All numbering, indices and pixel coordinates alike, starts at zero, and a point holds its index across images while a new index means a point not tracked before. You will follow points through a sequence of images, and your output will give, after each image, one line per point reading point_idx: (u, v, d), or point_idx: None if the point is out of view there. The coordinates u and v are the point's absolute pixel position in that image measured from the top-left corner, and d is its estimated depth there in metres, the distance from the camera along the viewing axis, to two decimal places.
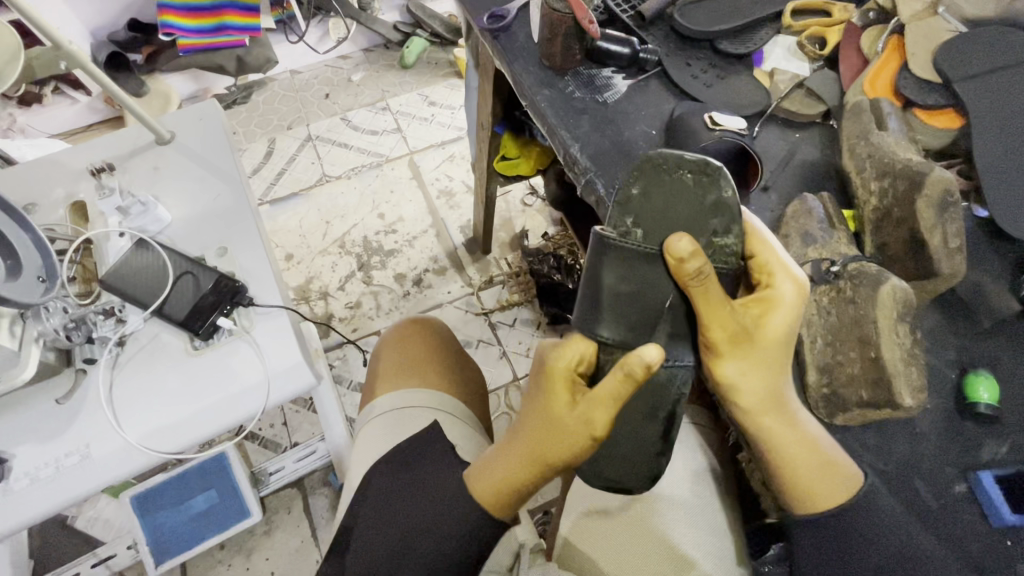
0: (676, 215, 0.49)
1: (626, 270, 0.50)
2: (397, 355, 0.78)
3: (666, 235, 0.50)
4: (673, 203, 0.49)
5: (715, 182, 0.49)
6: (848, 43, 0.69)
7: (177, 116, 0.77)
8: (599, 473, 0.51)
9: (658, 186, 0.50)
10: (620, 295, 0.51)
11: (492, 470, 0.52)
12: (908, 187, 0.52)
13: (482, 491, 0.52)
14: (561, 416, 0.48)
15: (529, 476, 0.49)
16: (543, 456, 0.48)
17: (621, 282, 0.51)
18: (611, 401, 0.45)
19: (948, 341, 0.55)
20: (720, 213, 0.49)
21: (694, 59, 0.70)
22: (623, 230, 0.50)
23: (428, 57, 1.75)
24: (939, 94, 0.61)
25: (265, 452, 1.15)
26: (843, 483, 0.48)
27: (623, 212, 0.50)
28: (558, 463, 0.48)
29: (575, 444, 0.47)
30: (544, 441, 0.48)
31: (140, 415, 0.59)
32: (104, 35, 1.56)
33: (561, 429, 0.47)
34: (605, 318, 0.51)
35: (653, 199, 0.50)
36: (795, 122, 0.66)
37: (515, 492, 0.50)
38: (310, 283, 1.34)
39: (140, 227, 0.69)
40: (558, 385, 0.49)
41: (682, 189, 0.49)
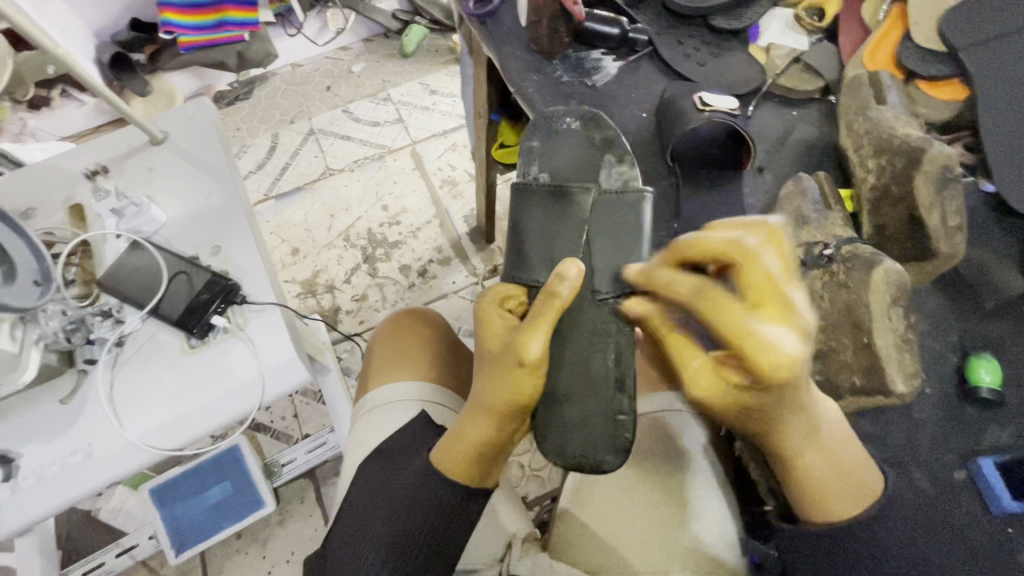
0: (577, 157, 0.58)
1: (544, 211, 0.57)
2: (392, 347, 0.78)
3: (571, 172, 0.57)
4: (569, 146, 0.58)
5: (600, 125, 0.57)
6: (849, 14, 0.66)
7: (170, 115, 0.76)
8: (562, 447, 0.53)
9: (555, 135, 0.59)
10: (543, 240, 0.57)
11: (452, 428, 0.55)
12: (906, 163, 0.50)
13: (452, 457, 0.54)
14: (496, 354, 0.51)
15: (483, 427, 0.52)
16: (485, 395, 0.51)
17: (540, 225, 0.57)
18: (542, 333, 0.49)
19: (950, 323, 0.53)
20: (613, 147, 0.57)
21: (687, 37, 0.67)
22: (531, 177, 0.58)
23: (429, 45, 1.73)
24: (942, 65, 0.58)
25: (277, 443, 1.17)
26: (850, 488, 0.44)
27: (530, 164, 0.59)
28: (502, 407, 0.50)
29: (509, 375, 0.49)
30: (484, 378, 0.52)
31: (140, 414, 0.61)
32: (107, 36, 1.57)
33: (497, 371, 0.50)
34: (530, 269, 0.57)
35: (551, 146, 0.59)
36: (791, 99, 0.64)
37: (474, 447, 0.53)
38: (316, 277, 1.35)
39: (135, 228, 0.69)
40: (491, 330, 0.53)
41: (573, 135, 0.58)
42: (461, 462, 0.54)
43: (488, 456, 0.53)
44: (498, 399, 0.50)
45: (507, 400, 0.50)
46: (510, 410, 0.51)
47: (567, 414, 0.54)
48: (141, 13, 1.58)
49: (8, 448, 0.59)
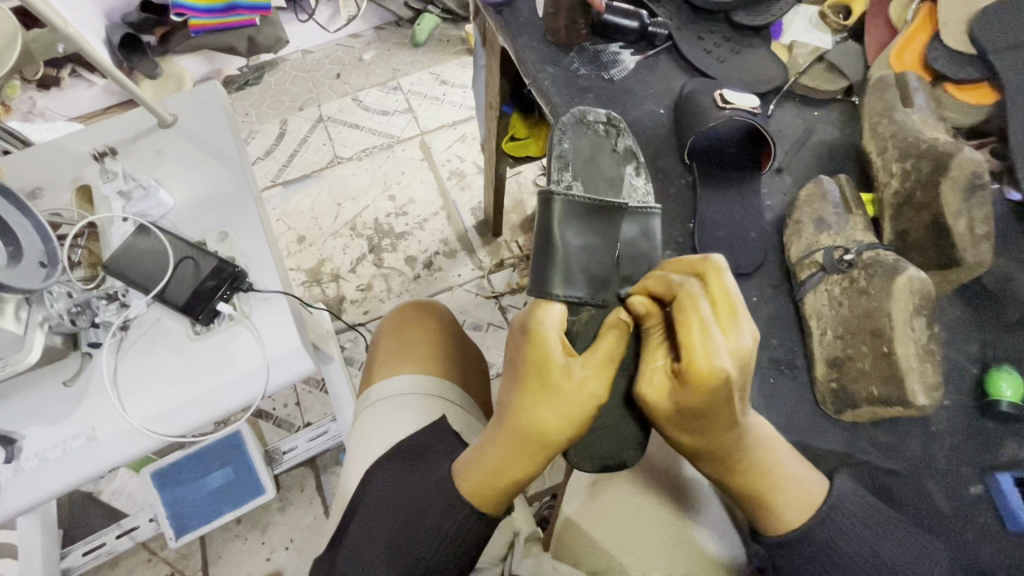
0: (602, 164, 0.54)
1: (579, 221, 0.52)
2: (396, 341, 0.77)
3: (600, 183, 0.54)
4: (597, 154, 0.55)
5: (619, 131, 0.56)
6: (876, 13, 0.64)
7: (180, 98, 0.76)
8: (593, 455, 0.52)
9: (583, 139, 0.55)
10: (578, 254, 0.51)
11: (485, 457, 0.49)
12: (932, 169, 0.48)
13: (484, 485, 0.50)
14: (562, 384, 0.44)
15: (530, 462, 0.47)
16: (540, 432, 0.45)
17: (574, 236, 0.51)
18: (607, 361, 0.45)
19: (971, 333, 0.52)
20: (633, 157, 0.56)
21: (708, 33, 0.66)
22: (564, 184, 0.52)
23: (440, 34, 1.71)
24: (972, 67, 0.56)
25: (279, 431, 1.17)
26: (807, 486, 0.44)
27: (561, 168, 0.53)
28: (552, 444, 0.46)
29: (577, 416, 0.45)
30: (539, 415, 0.45)
31: (143, 399, 0.60)
32: (117, 17, 1.56)
33: (554, 403, 0.45)
34: (563, 276, 0.51)
35: (580, 150, 0.54)
36: (813, 98, 0.62)
37: (512, 478, 0.49)
38: (321, 266, 1.35)
39: (142, 212, 0.68)
40: (543, 351, 0.45)
41: (597, 140, 0.55)
42: (490, 488, 0.50)
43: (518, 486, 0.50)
44: (555, 436, 0.45)
45: (570, 435, 0.46)
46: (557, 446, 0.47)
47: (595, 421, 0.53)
48: None
49: (11, 429, 0.59)
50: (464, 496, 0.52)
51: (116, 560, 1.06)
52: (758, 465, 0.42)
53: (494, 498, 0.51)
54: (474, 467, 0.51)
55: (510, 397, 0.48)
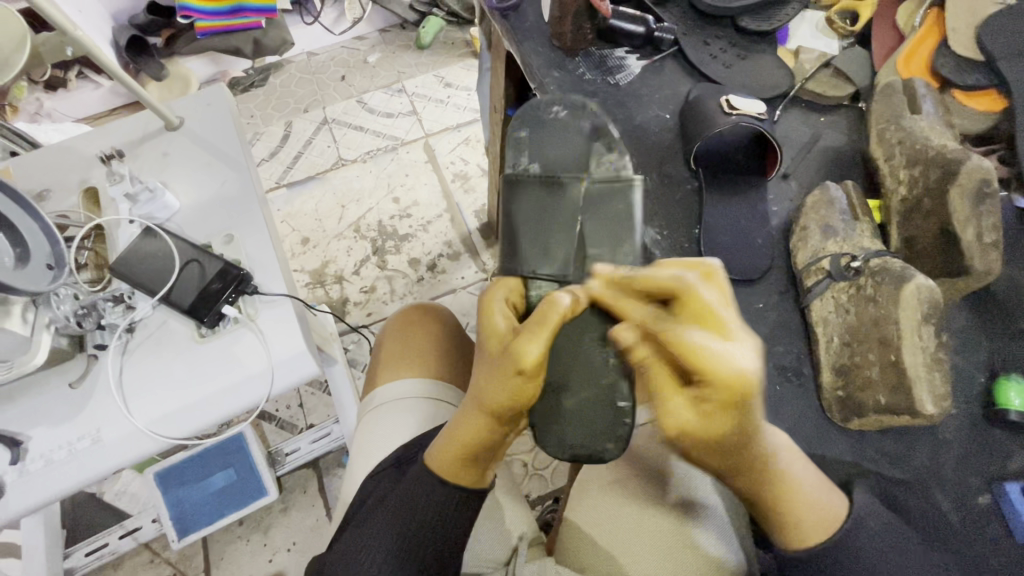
0: (569, 146, 0.55)
1: (535, 199, 0.53)
2: (398, 344, 0.77)
3: (562, 162, 0.54)
4: (560, 137, 0.55)
5: (589, 113, 0.56)
6: (882, 19, 0.64)
7: (186, 101, 0.76)
8: (563, 442, 0.50)
9: (542, 125, 0.56)
10: (533, 228, 0.52)
11: (450, 419, 0.51)
12: (941, 176, 0.48)
13: (443, 456, 0.51)
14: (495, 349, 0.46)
15: (477, 427, 0.48)
16: (480, 396, 0.47)
17: (532, 215, 0.52)
18: (548, 329, 0.43)
19: (980, 341, 0.51)
20: (604, 135, 0.55)
21: (714, 38, 0.66)
22: (523, 168, 0.54)
23: (445, 37, 1.71)
24: (980, 74, 0.56)
25: (282, 432, 1.17)
26: (823, 505, 0.44)
27: (520, 155, 0.55)
28: (501, 407, 0.46)
29: (505, 377, 0.45)
30: (481, 379, 0.47)
31: (147, 401, 0.60)
32: (124, 19, 1.57)
33: (497, 367, 0.45)
34: (524, 257, 0.52)
35: (542, 136, 0.55)
36: (819, 104, 0.62)
37: (470, 445, 0.50)
38: (325, 268, 1.35)
39: (149, 214, 0.69)
40: (494, 315, 0.48)
41: (562, 124, 0.55)
42: (455, 457, 0.51)
43: (484, 452, 0.51)
44: (492, 400, 0.46)
45: (503, 399, 0.45)
46: (509, 410, 0.47)
47: (562, 403, 0.50)
48: None
49: (17, 431, 0.59)
50: (432, 469, 0.53)
51: (119, 560, 1.06)
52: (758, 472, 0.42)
53: (461, 470, 0.52)
54: (440, 438, 0.53)
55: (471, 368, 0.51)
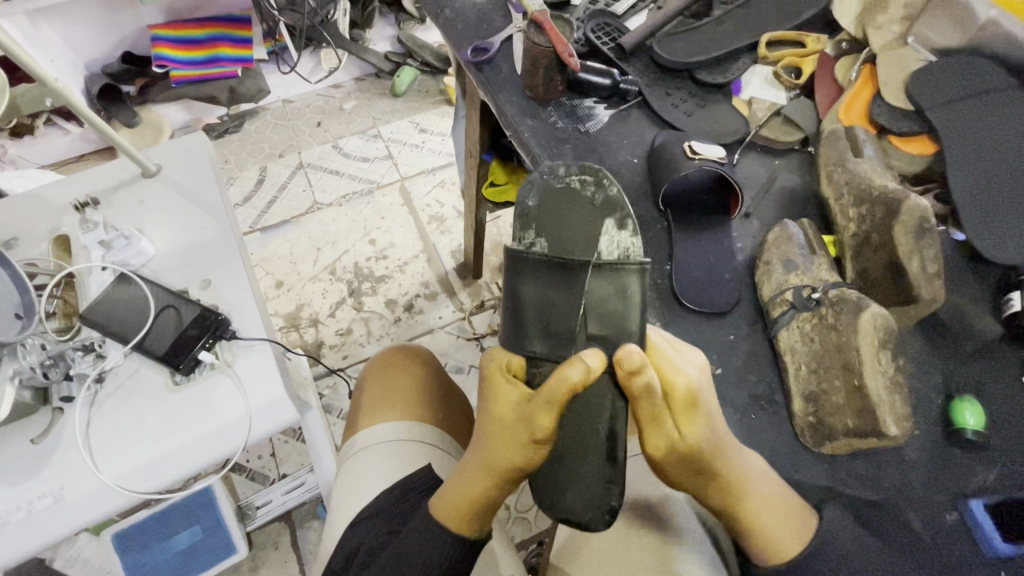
0: (577, 219, 0.53)
1: (541, 279, 0.53)
2: (380, 387, 0.77)
3: (571, 240, 0.53)
4: (569, 209, 0.54)
5: (601, 181, 0.54)
6: (823, 74, 0.70)
7: (164, 147, 0.76)
8: (555, 504, 0.51)
9: (551, 194, 0.54)
10: (537, 308, 0.52)
11: (452, 478, 0.53)
12: (885, 213, 0.52)
13: (445, 506, 0.52)
14: (507, 420, 0.49)
15: (482, 487, 0.50)
16: (490, 461, 0.49)
17: (541, 293, 0.53)
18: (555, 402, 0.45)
19: (933, 365, 0.53)
20: (615, 209, 0.53)
21: (675, 89, 0.71)
22: (527, 243, 0.54)
23: (420, 86, 1.78)
24: (912, 122, 0.62)
25: (253, 484, 1.12)
26: (796, 519, 0.46)
27: (525, 227, 0.55)
28: (511, 469, 0.49)
29: (517, 448, 0.48)
30: (491, 444, 0.50)
31: (116, 455, 0.58)
32: (97, 68, 1.59)
33: (511, 433, 0.48)
34: (528, 335, 0.52)
35: (547, 207, 0.54)
36: (773, 149, 0.67)
37: (476, 503, 0.51)
38: (300, 311, 1.33)
39: (122, 261, 0.68)
40: (500, 387, 0.51)
41: (572, 194, 0.54)
42: (465, 514, 0.52)
43: (489, 508, 0.52)
44: (502, 465, 0.49)
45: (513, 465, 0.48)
46: (518, 471, 0.49)
47: (561, 473, 0.51)
48: (136, 47, 1.60)
49: None
50: (435, 516, 0.53)
51: None
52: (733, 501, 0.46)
53: (464, 522, 0.52)
54: (444, 491, 0.54)
55: (479, 428, 0.53)
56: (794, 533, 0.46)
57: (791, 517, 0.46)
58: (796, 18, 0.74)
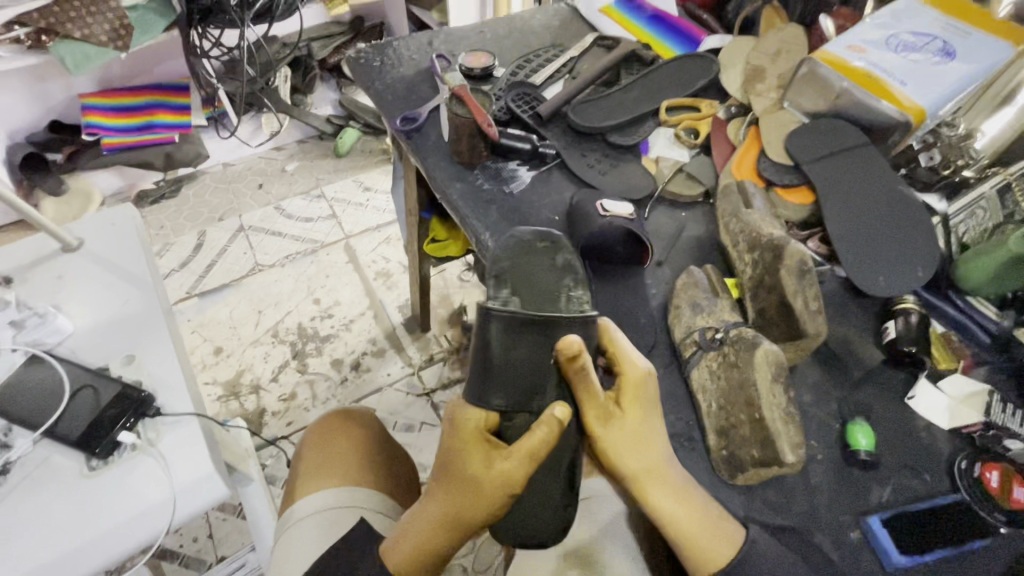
0: (541, 280, 0.58)
1: (514, 333, 0.54)
2: (319, 453, 0.75)
3: (539, 300, 0.57)
4: (536, 272, 0.59)
5: (558, 245, 0.61)
6: (718, 134, 0.79)
7: (88, 221, 0.75)
8: (515, 531, 0.53)
9: (519, 259, 0.60)
10: (508, 363, 0.53)
11: (408, 522, 0.52)
12: (773, 257, 0.59)
13: (403, 558, 0.50)
14: (479, 477, 0.49)
15: (445, 539, 0.50)
16: (456, 514, 0.49)
17: (512, 348, 0.54)
18: (529, 456, 0.48)
19: (830, 393, 0.58)
20: (573, 270, 0.59)
21: (589, 150, 0.78)
22: (502, 300, 0.56)
23: (363, 146, 1.83)
24: (792, 175, 0.70)
25: (186, 572, 1.03)
26: (724, 532, 0.47)
27: (499, 288, 0.58)
28: (473, 524, 0.49)
29: (488, 505, 0.49)
30: (456, 497, 0.49)
31: (19, 553, 0.54)
32: (22, 137, 1.53)
33: (481, 494, 0.49)
34: (500, 387, 0.53)
35: (517, 270, 0.59)
36: (680, 202, 0.74)
37: (435, 553, 0.50)
38: (240, 377, 1.28)
39: (36, 340, 0.65)
40: (471, 444, 0.51)
41: (536, 256, 0.60)
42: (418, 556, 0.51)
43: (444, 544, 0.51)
44: (468, 520, 0.49)
45: (481, 518, 0.49)
46: (482, 523, 0.50)
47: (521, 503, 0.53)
48: (64, 116, 1.57)
49: None
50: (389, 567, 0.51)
51: None
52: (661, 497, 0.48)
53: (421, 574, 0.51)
54: (398, 538, 0.52)
55: (437, 478, 0.52)
56: (724, 539, 0.47)
57: (719, 534, 0.47)
58: (691, 86, 0.84)
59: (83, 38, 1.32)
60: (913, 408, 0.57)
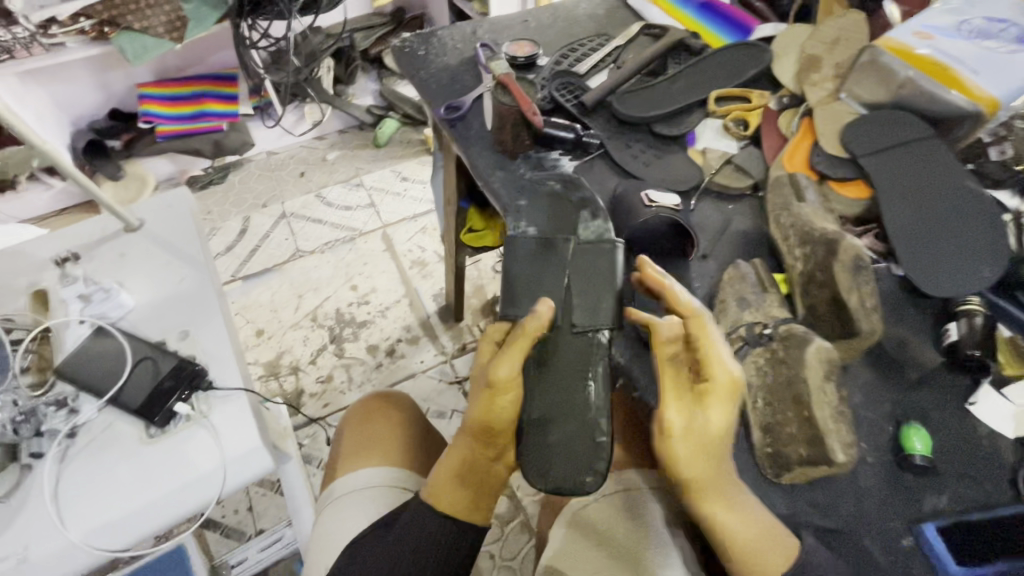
0: (558, 215, 0.61)
1: (534, 258, 0.59)
2: (359, 434, 0.77)
3: (556, 227, 0.61)
4: (556, 205, 0.62)
5: (578, 186, 0.63)
6: (768, 125, 0.76)
7: (148, 203, 0.79)
8: (544, 474, 0.53)
9: (539, 196, 0.63)
10: (530, 284, 0.58)
11: (441, 451, 0.59)
12: (826, 252, 0.57)
13: (433, 478, 0.58)
14: (478, 374, 0.56)
15: (463, 447, 0.56)
16: (468, 420, 0.55)
17: (528, 271, 0.59)
18: (519, 349, 0.53)
19: (882, 395, 0.56)
20: (589, 203, 0.62)
21: (634, 141, 0.76)
22: (523, 230, 0.61)
23: (401, 136, 1.85)
24: (848, 168, 0.68)
25: (228, 541, 1.09)
26: (774, 540, 0.47)
27: (519, 221, 0.62)
28: (478, 424, 0.54)
29: (482, 399, 0.53)
30: (469, 403, 0.56)
31: (84, 511, 0.57)
32: (84, 124, 1.62)
33: (486, 385, 0.54)
34: (518, 302, 0.58)
35: (538, 206, 0.62)
36: (727, 194, 0.72)
37: (459, 468, 0.56)
38: (280, 359, 1.33)
39: (101, 314, 0.69)
40: (484, 350, 0.58)
41: (558, 196, 0.63)
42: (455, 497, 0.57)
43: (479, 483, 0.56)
44: (473, 420, 0.54)
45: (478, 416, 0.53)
46: (493, 429, 0.53)
47: (547, 437, 0.54)
48: (123, 104, 1.65)
49: None
50: (426, 498, 0.58)
51: None
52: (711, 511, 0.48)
53: (447, 490, 0.57)
54: (436, 469, 0.59)
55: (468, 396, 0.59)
56: (775, 548, 0.47)
57: (771, 541, 0.47)
58: (740, 77, 0.81)
59: (142, 29, 1.38)
60: (974, 414, 0.54)
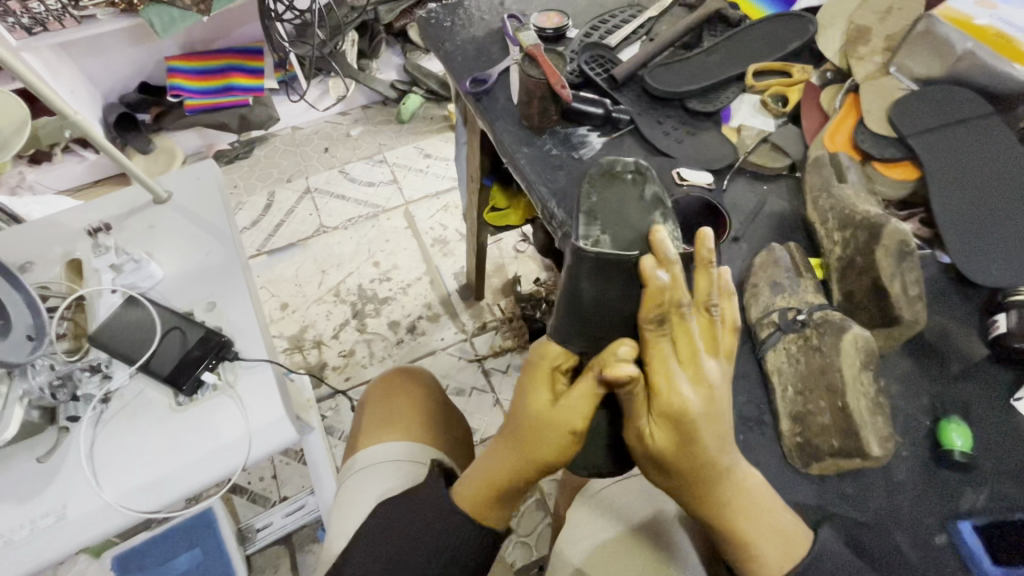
0: (633, 219, 0.51)
1: (603, 283, 0.50)
2: (381, 408, 0.78)
3: (632, 237, 0.50)
4: (624, 204, 0.51)
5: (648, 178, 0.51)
6: (809, 101, 0.72)
7: (175, 175, 0.79)
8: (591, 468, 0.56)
9: (608, 189, 0.51)
10: (600, 308, 0.51)
11: (478, 464, 0.56)
12: (868, 237, 0.54)
13: (469, 493, 0.55)
14: (541, 414, 0.50)
15: (512, 474, 0.52)
16: (524, 454, 0.51)
17: (600, 294, 0.51)
18: (591, 394, 0.48)
19: (921, 387, 0.53)
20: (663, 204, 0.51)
21: (666, 117, 0.73)
22: (594, 238, 0.50)
23: (424, 112, 1.83)
24: (895, 148, 0.64)
25: (254, 506, 1.12)
26: (787, 538, 0.45)
27: (587, 225, 0.51)
28: (544, 463, 0.50)
29: (554, 440, 0.49)
30: (524, 435, 0.51)
31: (118, 474, 0.59)
32: (115, 97, 1.65)
33: (546, 427, 0.49)
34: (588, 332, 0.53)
35: (608, 202, 0.51)
36: (762, 174, 0.69)
37: (500, 489, 0.53)
38: (303, 332, 1.35)
39: (131, 284, 0.70)
40: (540, 380, 0.52)
41: (626, 190, 0.51)
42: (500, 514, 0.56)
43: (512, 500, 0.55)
44: (536, 457, 0.50)
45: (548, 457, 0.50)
46: (553, 464, 0.50)
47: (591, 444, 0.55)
48: (152, 77, 1.67)
49: None
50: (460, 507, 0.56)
51: None
52: (721, 515, 0.47)
53: (490, 510, 0.55)
54: (470, 481, 0.56)
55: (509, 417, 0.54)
56: (786, 543, 0.45)
57: (784, 537, 0.45)
58: (781, 49, 0.77)
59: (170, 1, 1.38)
60: (1020, 410, 0.51)
